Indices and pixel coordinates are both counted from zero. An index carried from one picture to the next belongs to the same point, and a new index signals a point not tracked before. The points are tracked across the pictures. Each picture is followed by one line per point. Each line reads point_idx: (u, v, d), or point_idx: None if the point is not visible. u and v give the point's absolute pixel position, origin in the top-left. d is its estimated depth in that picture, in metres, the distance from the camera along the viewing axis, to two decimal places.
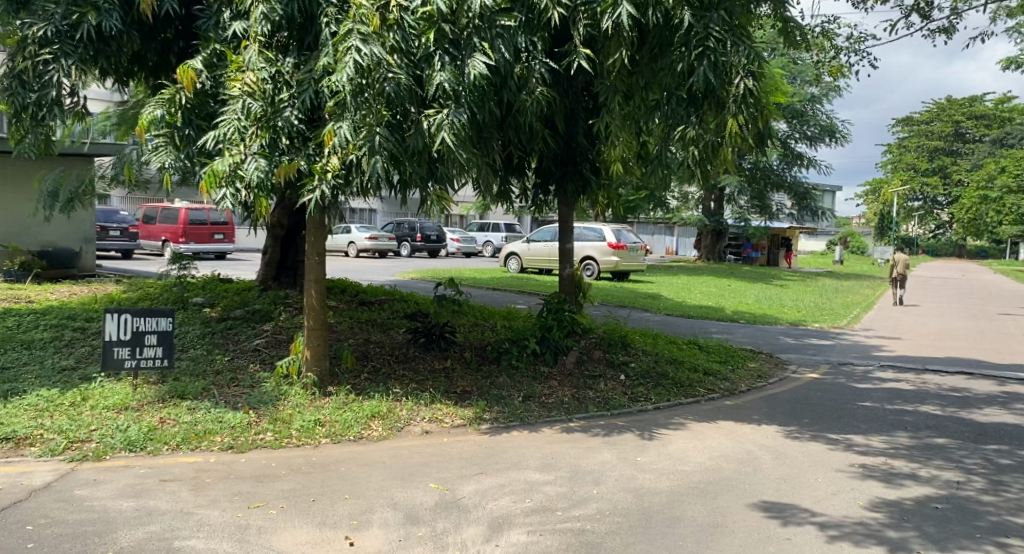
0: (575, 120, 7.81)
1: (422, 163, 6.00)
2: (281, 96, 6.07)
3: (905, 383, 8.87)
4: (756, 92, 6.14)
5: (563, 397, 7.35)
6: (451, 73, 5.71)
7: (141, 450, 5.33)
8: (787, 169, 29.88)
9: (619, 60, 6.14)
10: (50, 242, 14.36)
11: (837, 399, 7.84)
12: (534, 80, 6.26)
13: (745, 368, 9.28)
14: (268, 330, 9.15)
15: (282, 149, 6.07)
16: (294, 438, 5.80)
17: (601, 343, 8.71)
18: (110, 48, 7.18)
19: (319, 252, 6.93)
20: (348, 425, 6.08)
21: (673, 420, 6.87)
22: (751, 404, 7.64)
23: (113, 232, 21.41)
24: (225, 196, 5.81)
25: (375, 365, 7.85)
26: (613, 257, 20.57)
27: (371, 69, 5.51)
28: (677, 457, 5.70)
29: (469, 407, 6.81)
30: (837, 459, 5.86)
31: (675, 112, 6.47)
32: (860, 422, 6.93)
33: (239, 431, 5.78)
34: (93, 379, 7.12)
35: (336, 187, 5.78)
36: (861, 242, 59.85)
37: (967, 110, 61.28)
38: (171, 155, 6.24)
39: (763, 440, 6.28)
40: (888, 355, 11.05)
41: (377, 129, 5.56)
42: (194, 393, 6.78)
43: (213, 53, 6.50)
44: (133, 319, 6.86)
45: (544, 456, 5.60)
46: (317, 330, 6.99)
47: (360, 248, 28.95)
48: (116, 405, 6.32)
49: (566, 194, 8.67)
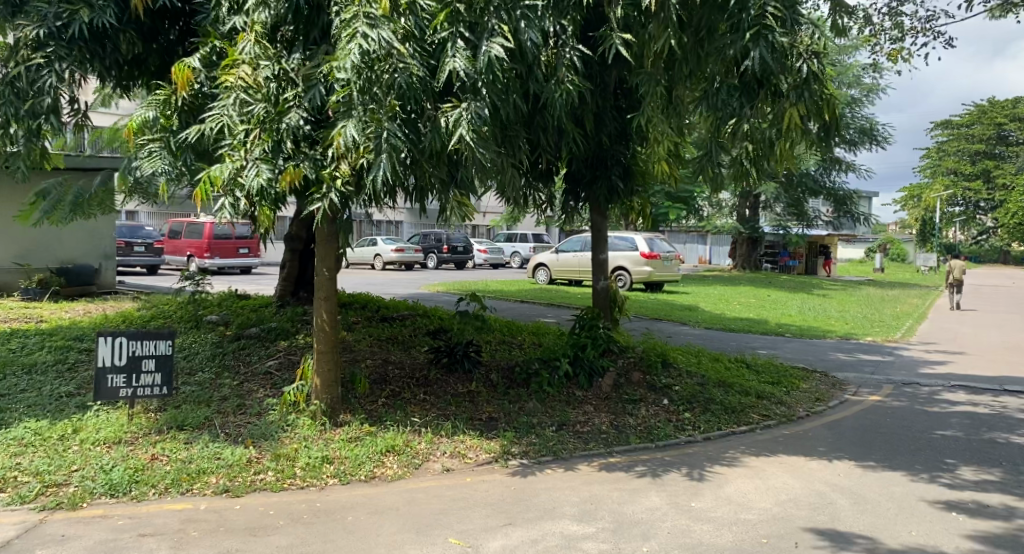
0: (604, 119, 7.09)
1: (440, 166, 5.27)
2: (286, 95, 5.41)
3: (982, 407, 7.91)
4: (820, 76, 5.53)
5: (601, 425, 6.62)
6: (466, 59, 4.99)
7: (123, 496, 4.70)
8: (825, 175, 28.63)
9: (665, 42, 5.41)
10: (70, 259, 13.96)
11: (910, 427, 6.95)
12: (563, 68, 5.50)
13: (801, 391, 8.39)
14: (282, 350, 8.53)
15: (287, 154, 5.40)
16: (298, 479, 5.14)
17: (640, 364, 7.95)
18: (105, 49, 6.64)
19: (329, 267, 6.26)
20: (359, 463, 5.40)
21: (726, 454, 6.07)
22: (813, 432, 6.79)
23: (138, 248, 21.19)
24: (224, 206, 5.30)
25: (393, 389, 7.21)
26: (646, 268, 19.70)
27: (380, 58, 4.87)
28: (737, 502, 4.91)
29: (496, 439, 6.10)
30: (923, 498, 5.02)
31: (727, 102, 5.73)
32: (946, 454, 6.03)
33: (237, 470, 5.13)
34: (89, 408, 6.56)
35: (346, 195, 5.12)
36: (900, 248, 58.10)
37: (1011, 112, 59.04)
38: (166, 161, 5.65)
39: (835, 478, 5.43)
40: (956, 373, 10.06)
41: (387, 125, 4.87)
42: (194, 424, 6.15)
43: (212, 51, 5.88)
44: (129, 343, 6.22)
45: (583, 502, 4.85)
46: (327, 353, 6.32)
47: (387, 260, 28.45)
48: (108, 439, 5.72)
49: (597, 200, 7.97)
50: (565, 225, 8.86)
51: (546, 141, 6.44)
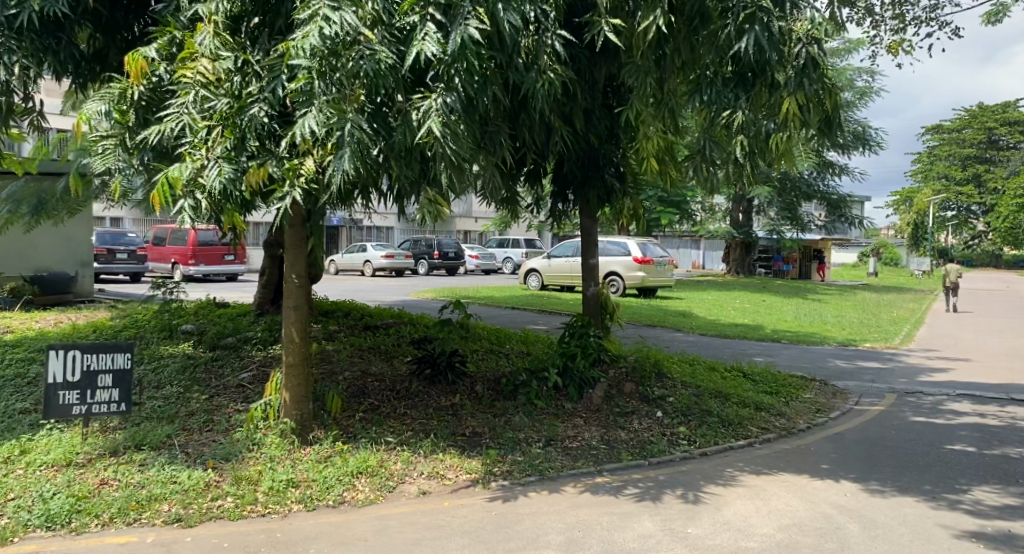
0: (595, 117, 6.70)
1: (413, 164, 4.85)
2: (248, 89, 4.96)
3: (991, 418, 7.53)
4: (819, 64, 5.26)
5: (591, 440, 6.22)
6: (438, 43, 4.58)
7: (61, 528, 4.28)
8: (819, 179, 28.41)
9: (654, 26, 5.06)
10: (45, 266, 13.51)
11: (917, 440, 6.58)
12: (545, 56, 5.17)
13: (801, 402, 8.00)
14: (257, 361, 8.10)
15: (250, 153, 4.95)
16: (259, 506, 4.71)
17: (633, 375, 7.54)
18: (59, 41, 6.19)
19: (298, 273, 5.78)
20: (327, 487, 4.97)
21: (724, 472, 5.66)
22: (816, 447, 6.40)
23: (120, 256, 20.65)
24: (183, 210, 4.78)
25: (372, 403, 6.78)
26: (639, 273, 19.33)
27: (346, 45, 4.50)
28: (737, 527, 4.52)
29: (478, 458, 5.67)
30: (936, 521, 4.63)
31: (720, 96, 5.50)
32: (958, 472, 5.64)
33: (192, 497, 4.70)
34: (42, 426, 6.11)
35: (311, 194, 4.69)
36: (893, 252, 57.98)
37: (1001, 117, 59.05)
38: (120, 158, 5.16)
39: (842, 499, 5.03)
40: (960, 381, 9.68)
41: (350, 116, 4.48)
42: (153, 442, 5.70)
43: (172, 41, 5.44)
44: (83, 356, 5.75)
45: (569, 530, 4.44)
46: (297, 367, 5.88)
47: (376, 266, 27.98)
48: (56, 461, 5.28)
49: (587, 203, 7.57)
50: (556, 229, 8.45)
51: (532, 138, 6.05)
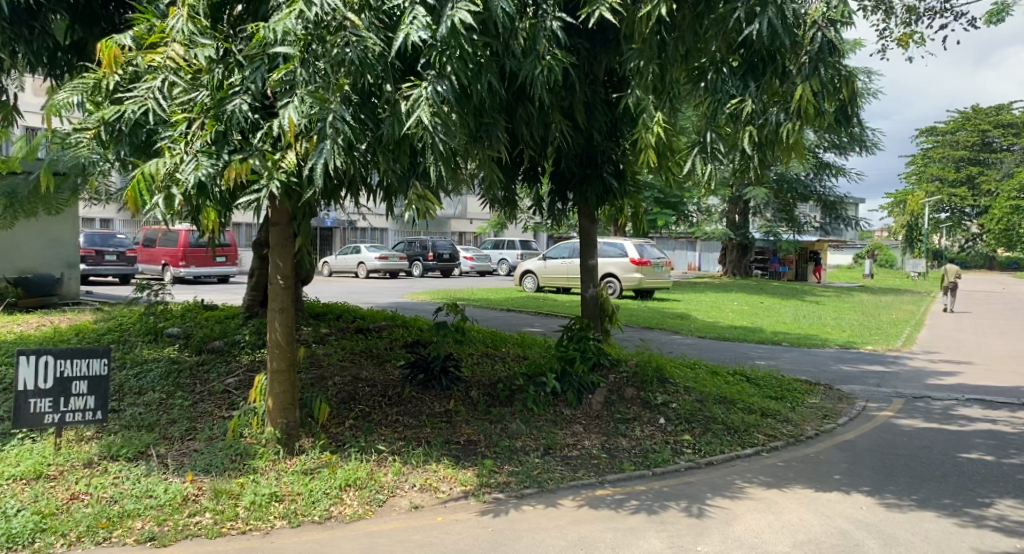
0: (595, 110, 6.43)
1: (401, 157, 4.54)
2: (229, 80, 4.64)
3: (1004, 424, 7.28)
4: (836, 47, 5.03)
5: (591, 450, 5.93)
6: (427, 25, 4.31)
7: (23, 547, 3.98)
8: (815, 181, 28.21)
9: (655, 11, 4.84)
10: (30, 267, 13.13)
11: (931, 448, 6.32)
12: (543, 42, 4.89)
13: (807, 407, 7.73)
14: (244, 366, 7.78)
15: (233, 146, 4.63)
16: (239, 522, 4.40)
17: (634, 380, 7.26)
18: (33, 31, 5.93)
19: (284, 274, 5.45)
20: (312, 502, 4.67)
21: (732, 484, 5.39)
22: (826, 456, 6.13)
23: (109, 257, 20.29)
24: (155, 206, 4.40)
25: (363, 409, 6.49)
26: (636, 274, 19.07)
27: (331, 30, 4.25)
28: (749, 544, 4.25)
29: (473, 469, 5.38)
30: (958, 537, 4.37)
31: (726, 83, 5.38)
32: (976, 483, 5.39)
33: (169, 512, 4.40)
34: (14, 437, 5.79)
35: (292, 188, 4.41)
36: (888, 254, 57.92)
37: (994, 119, 59.08)
38: (91, 150, 4.83)
39: (858, 514, 4.76)
40: (967, 385, 9.44)
41: (334, 105, 4.18)
42: (131, 453, 5.39)
43: (148, 29, 5.12)
44: (56, 362, 5.43)
45: (571, 547, 4.16)
46: (283, 373, 5.57)
47: (371, 268, 27.65)
48: (25, 473, 4.97)
49: (586, 203, 7.30)
50: (554, 230, 8.14)
51: (530, 132, 5.77)
